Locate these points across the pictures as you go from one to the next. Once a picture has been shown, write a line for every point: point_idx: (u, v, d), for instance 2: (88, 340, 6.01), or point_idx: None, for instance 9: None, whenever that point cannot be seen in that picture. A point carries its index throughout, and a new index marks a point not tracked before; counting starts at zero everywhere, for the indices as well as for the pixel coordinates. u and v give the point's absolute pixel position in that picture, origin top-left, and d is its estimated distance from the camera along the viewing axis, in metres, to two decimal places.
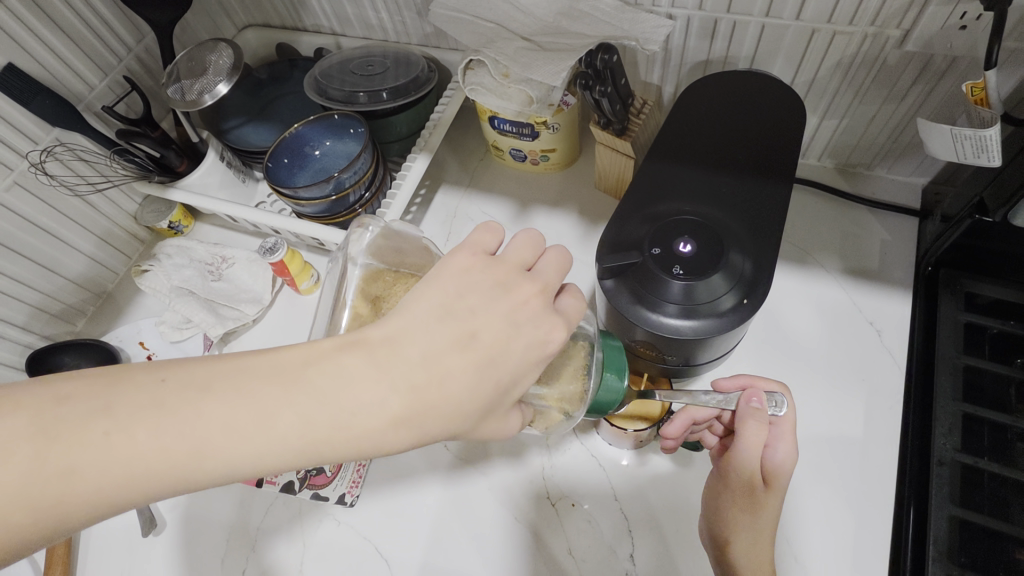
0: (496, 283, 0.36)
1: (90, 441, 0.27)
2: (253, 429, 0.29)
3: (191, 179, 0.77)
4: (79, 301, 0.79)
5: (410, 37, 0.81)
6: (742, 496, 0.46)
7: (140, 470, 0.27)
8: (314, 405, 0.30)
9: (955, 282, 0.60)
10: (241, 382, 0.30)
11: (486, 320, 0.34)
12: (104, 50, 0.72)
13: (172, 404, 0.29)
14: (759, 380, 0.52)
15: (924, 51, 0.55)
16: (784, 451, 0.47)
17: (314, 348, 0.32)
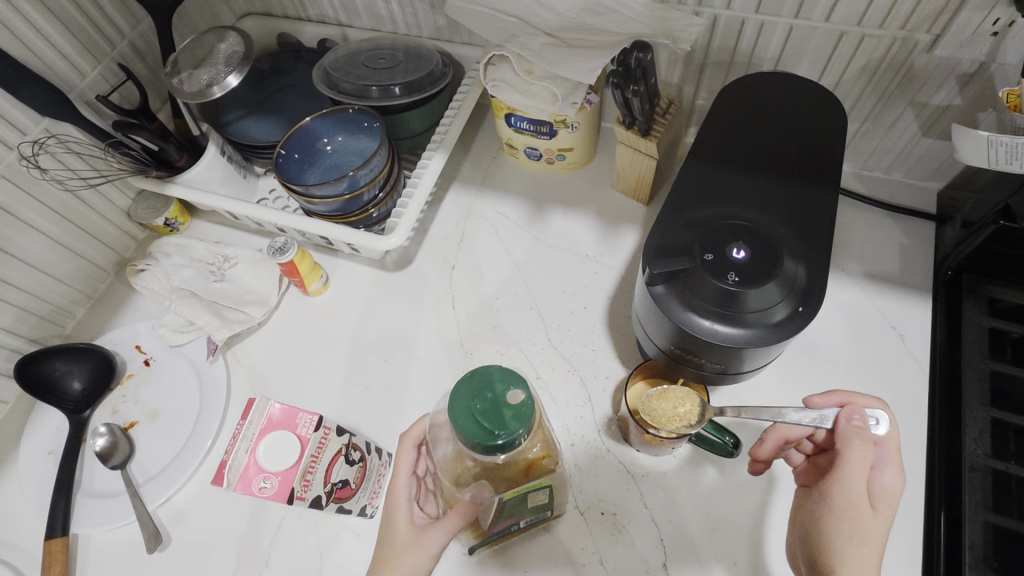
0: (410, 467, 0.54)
1: None
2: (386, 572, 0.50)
3: (191, 174, 0.72)
4: (69, 302, 0.74)
5: (420, 30, 0.78)
6: (851, 522, 0.45)
7: None
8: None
9: (979, 288, 0.61)
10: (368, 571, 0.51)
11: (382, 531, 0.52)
12: (97, 36, 0.68)
13: None
14: (857, 395, 0.50)
15: (952, 57, 0.55)
16: (890, 475, 0.47)
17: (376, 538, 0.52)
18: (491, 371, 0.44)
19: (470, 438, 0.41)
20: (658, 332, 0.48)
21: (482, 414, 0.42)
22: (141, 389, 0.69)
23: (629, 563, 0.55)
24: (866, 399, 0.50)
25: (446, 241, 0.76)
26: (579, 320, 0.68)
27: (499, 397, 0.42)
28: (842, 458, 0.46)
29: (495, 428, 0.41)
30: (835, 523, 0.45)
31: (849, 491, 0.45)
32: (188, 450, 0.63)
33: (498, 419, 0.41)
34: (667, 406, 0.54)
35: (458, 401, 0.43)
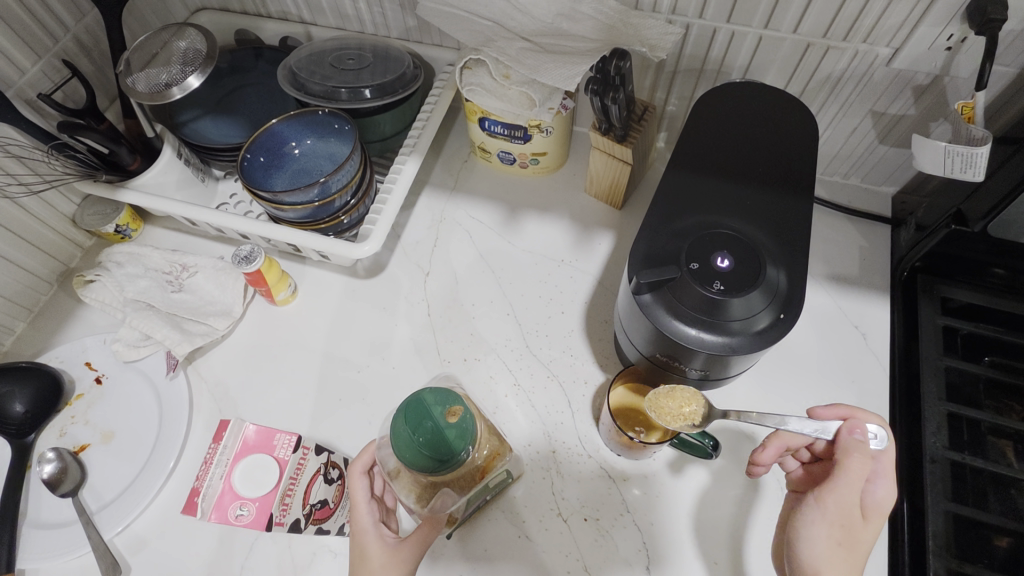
0: (364, 488, 0.53)
1: None
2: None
3: (146, 179, 0.68)
4: (7, 316, 0.68)
5: (389, 30, 0.76)
6: (841, 530, 0.46)
7: None
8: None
9: (932, 287, 0.64)
10: None
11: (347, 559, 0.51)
12: (37, 29, 0.63)
13: None
14: (861, 411, 0.50)
15: (910, 69, 0.58)
16: (883, 488, 0.47)
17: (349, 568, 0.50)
18: (424, 400, 0.50)
19: (420, 465, 0.47)
20: (639, 339, 0.49)
21: (425, 443, 0.48)
22: (92, 410, 0.64)
23: (613, 568, 0.55)
24: (868, 414, 0.50)
25: (419, 246, 0.74)
26: (557, 326, 0.68)
27: (437, 423, 0.49)
28: (839, 471, 0.47)
29: (438, 453, 0.47)
30: (824, 528, 0.46)
31: (843, 499, 0.46)
32: (147, 474, 0.59)
33: (440, 442, 0.48)
34: (673, 405, 0.53)
35: (401, 436, 0.48)
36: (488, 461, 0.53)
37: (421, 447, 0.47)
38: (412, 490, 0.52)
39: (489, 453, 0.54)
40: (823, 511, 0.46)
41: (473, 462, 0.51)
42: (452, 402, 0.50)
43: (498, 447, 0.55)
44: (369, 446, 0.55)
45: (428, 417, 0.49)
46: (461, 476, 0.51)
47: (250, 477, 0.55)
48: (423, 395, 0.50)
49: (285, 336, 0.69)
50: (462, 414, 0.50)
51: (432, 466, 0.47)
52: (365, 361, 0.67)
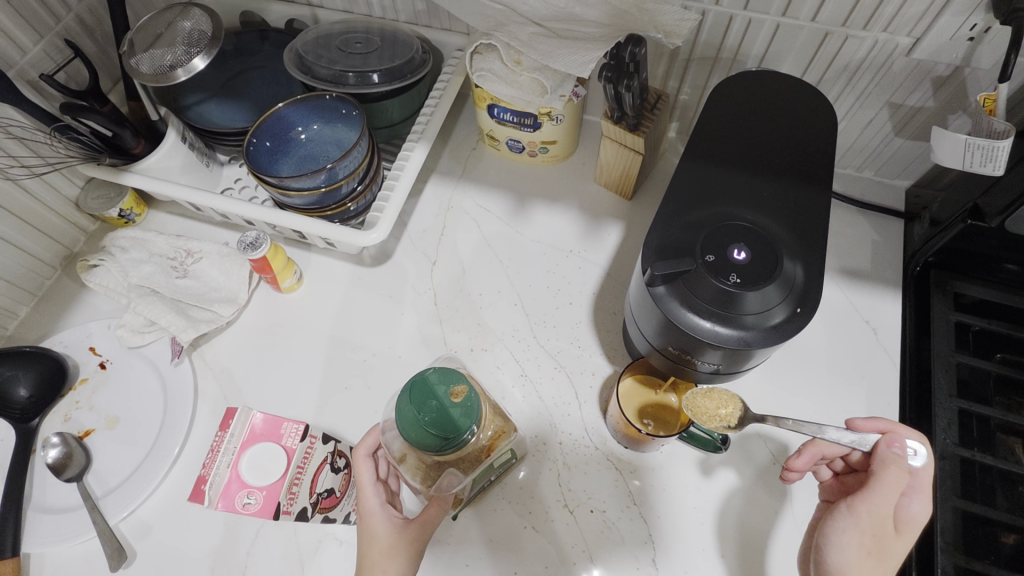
0: (371, 472, 0.53)
1: None
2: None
3: (149, 163, 0.67)
4: (10, 300, 0.68)
5: (397, 13, 0.74)
6: (873, 540, 0.45)
7: None
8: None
9: (946, 283, 0.63)
10: None
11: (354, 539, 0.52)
12: (39, 8, 0.61)
13: None
14: (900, 426, 0.49)
15: (930, 60, 0.57)
16: (919, 503, 0.45)
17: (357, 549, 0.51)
18: (428, 379, 0.49)
19: (426, 444, 0.47)
20: (651, 332, 0.48)
21: (432, 422, 0.47)
22: (97, 395, 0.64)
23: (619, 559, 0.55)
24: (908, 430, 0.49)
25: (425, 235, 0.73)
26: (564, 316, 0.67)
27: (442, 402, 0.48)
28: (876, 482, 0.46)
29: (444, 432, 0.47)
30: (855, 535, 0.45)
31: (877, 509, 0.45)
32: (152, 461, 0.59)
33: (446, 421, 0.47)
34: (709, 403, 0.53)
35: (405, 415, 0.48)
36: (493, 440, 0.52)
37: (426, 427, 0.47)
38: (417, 472, 0.51)
39: (494, 432, 0.53)
40: (855, 519, 0.45)
41: (478, 444, 0.51)
42: (457, 382, 0.50)
43: (503, 426, 0.54)
44: (373, 429, 0.54)
45: (431, 397, 0.48)
46: (465, 456, 0.50)
47: (259, 465, 0.54)
48: (427, 374, 0.50)
49: (290, 323, 0.68)
50: (467, 394, 0.49)
51: (438, 445, 0.47)
52: (371, 350, 0.66)
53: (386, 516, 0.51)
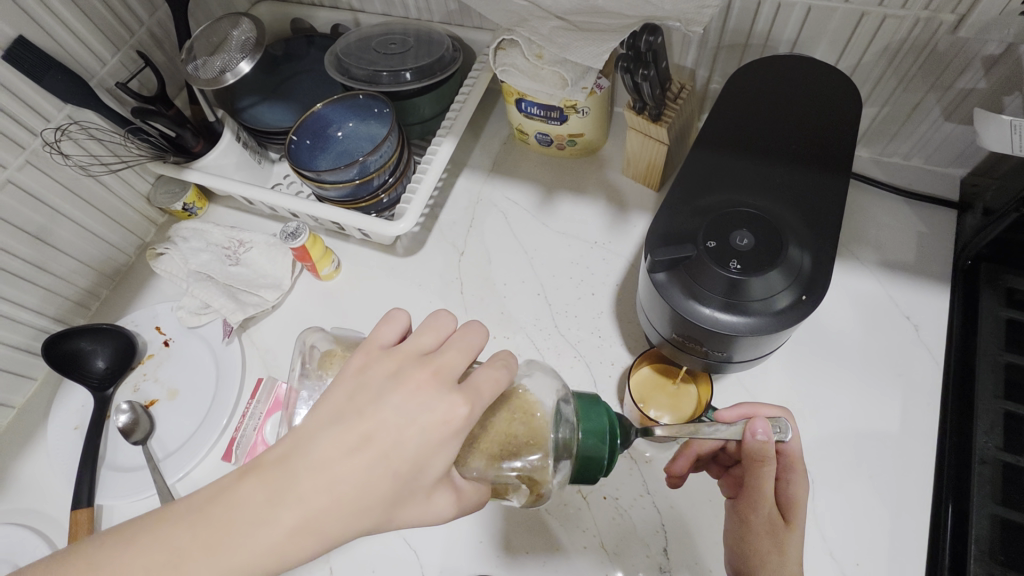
0: (447, 377, 0.35)
1: (203, 542, 0.31)
2: (346, 492, 0.32)
3: (207, 160, 0.73)
4: (93, 284, 0.77)
5: (432, 14, 0.78)
6: (766, 536, 0.46)
7: (257, 555, 0.30)
8: (235, 545, 0.30)
9: (998, 277, 0.58)
10: (318, 476, 0.32)
11: (375, 418, 0.33)
12: (116, 24, 0.70)
13: (275, 497, 0.32)
14: (761, 409, 0.52)
15: (978, 37, 0.53)
16: (795, 485, 0.47)
17: (369, 436, 0.33)
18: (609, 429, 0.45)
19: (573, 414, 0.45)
20: (657, 319, 0.48)
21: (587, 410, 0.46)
22: (161, 368, 0.71)
23: (630, 548, 0.55)
24: (768, 412, 0.52)
25: (455, 226, 0.76)
26: (586, 307, 0.68)
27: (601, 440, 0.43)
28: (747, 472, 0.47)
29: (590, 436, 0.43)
30: (764, 519, 0.46)
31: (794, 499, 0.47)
32: (203, 430, 0.66)
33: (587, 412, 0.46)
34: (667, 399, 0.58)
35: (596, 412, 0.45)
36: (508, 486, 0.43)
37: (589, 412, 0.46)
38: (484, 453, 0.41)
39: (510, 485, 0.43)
40: (744, 519, 0.47)
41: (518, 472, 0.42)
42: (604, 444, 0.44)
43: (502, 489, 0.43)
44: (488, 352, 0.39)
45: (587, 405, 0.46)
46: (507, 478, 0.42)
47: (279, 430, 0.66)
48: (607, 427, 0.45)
49: (327, 310, 0.73)
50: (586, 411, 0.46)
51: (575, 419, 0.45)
52: None
53: (478, 415, 0.35)
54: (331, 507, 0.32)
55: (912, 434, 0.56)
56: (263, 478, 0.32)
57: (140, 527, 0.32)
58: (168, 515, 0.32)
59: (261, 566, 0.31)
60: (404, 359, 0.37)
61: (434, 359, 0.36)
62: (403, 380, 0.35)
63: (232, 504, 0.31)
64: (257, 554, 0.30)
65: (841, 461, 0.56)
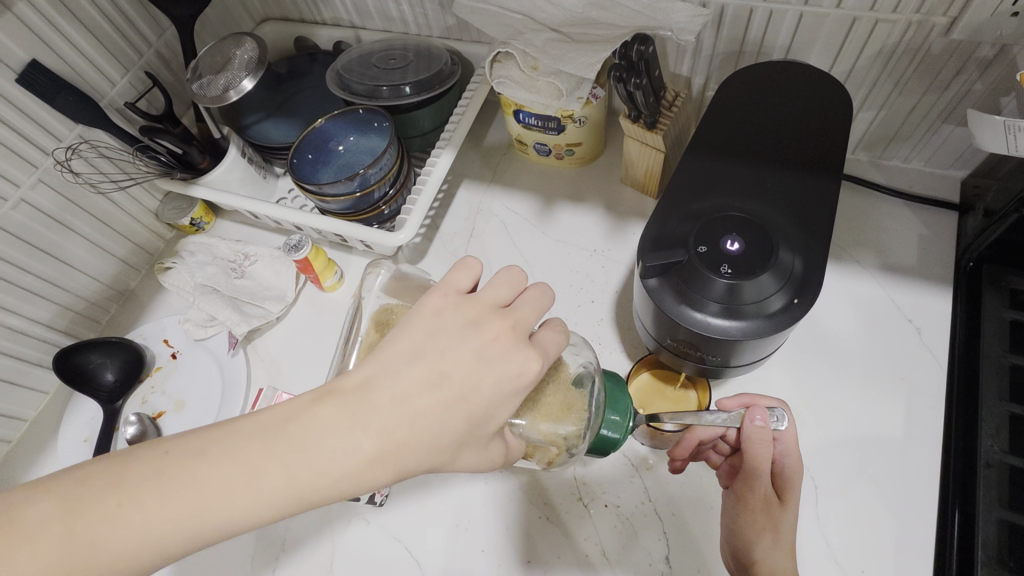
0: (518, 330, 0.38)
1: (289, 450, 0.33)
2: (423, 427, 0.34)
3: (213, 176, 0.75)
4: (103, 298, 0.79)
5: (431, 29, 0.79)
6: (760, 514, 0.47)
7: (337, 473, 0.32)
8: (310, 466, 0.32)
9: (1000, 279, 0.58)
10: (398, 409, 0.34)
11: (455, 360, 0.35)
12: (125, 46, 0.72)
13: (356, 423, 0.34)
14: (760, 399, 0.53)
15: (971, 39, 0.53)
16: (790, 469, 0.48)
17: (450, 380, 0.35)
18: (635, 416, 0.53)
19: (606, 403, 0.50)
20: (651, 324, 0.48)
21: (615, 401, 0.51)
22: (169, 380, 0.73)
23: (632, 556, 0.55)
24: (768, 402, 0.52)
25: (455, 237, 0.77)
26: (586, 314, 0.68)
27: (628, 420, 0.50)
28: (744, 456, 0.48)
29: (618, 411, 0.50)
30: (757, 498, 0.48)
31: (789, 481, 0.48)
32: None
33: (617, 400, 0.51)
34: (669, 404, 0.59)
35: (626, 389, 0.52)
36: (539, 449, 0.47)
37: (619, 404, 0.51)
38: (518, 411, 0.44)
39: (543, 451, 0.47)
40: (741, 497, 0.49)
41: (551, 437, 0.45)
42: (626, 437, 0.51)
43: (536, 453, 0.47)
44: (549, 324, 0.42)
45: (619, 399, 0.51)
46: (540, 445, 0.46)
47: None
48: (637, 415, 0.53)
49: (329, 320, 0.74)
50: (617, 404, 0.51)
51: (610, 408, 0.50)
52: None
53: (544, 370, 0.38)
54: (408, 441, 0.34)
55: (917, 439, 0.55)
56: (343, 403, 0.34)
57: (223, 434, 0.33)
58: (255, 424, 0.34)
59: (333, 489, 0.33)
60: (480, 308, 0.38)
61: (510, 312, 0.39)
62: (482, 328, 0.37)
63: (316, 421, 0.34)
64: (331, 476, 0.32)
65: (845, 466, 0.55)
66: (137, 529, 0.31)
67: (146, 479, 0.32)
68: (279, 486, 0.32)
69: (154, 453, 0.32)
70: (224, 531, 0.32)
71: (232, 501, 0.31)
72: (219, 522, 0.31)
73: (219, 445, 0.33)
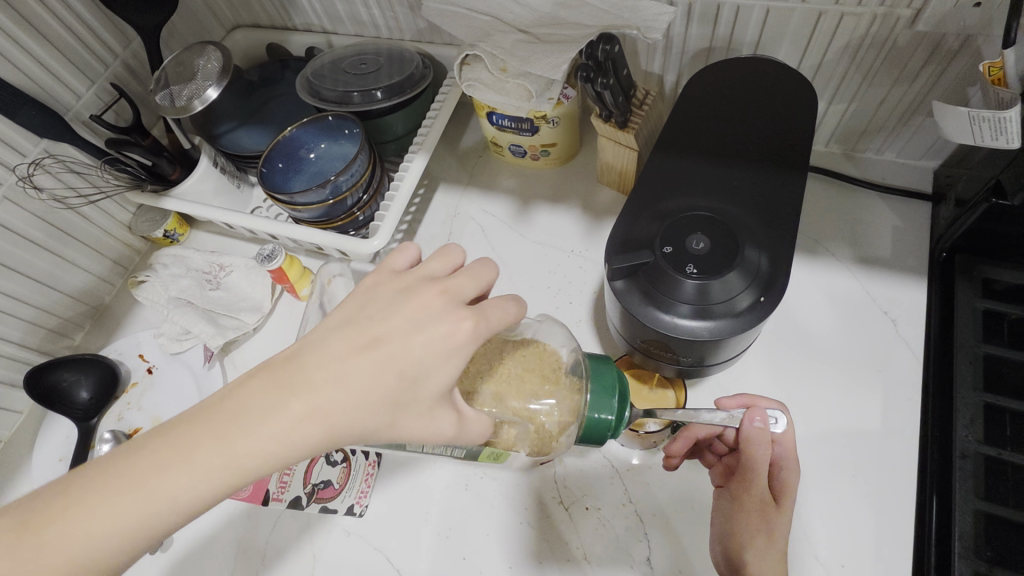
0: (452, 292, 0.36)
1: (217, 429, 0.31)
2: (357, 389, 0.32)
3: (185, 187, 0.75)
4: (76, 314, 0.77)
5: (403, 33, 0.79)
6: (755, 515, 0.47)
7: (267, 446, 0.31)
8: (238, 441, 0.30)
9: (972, 268, 0.58)
10: (329, 373, 0.32)
11: (386, 324, 0.34)
12: (90, 57, 0.71)
13: (285, 392, 0.32)
14: (758, 398, 0.52)
15: (936, 30, 0.53)
16: (788, 472, 0.49)
17: (380, 339, 0.34)
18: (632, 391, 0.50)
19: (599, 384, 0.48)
20: (624, 329, 0.48)
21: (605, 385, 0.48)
22: (145, 396, 0.71)
23: (614, 559, 0.54)
24: (768, 403, 0.51)
25: (433, 242, 0.76)
26: (565, 316, 0.68)
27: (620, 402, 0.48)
28: (745, 458, 0.48)
29: (602, 396, 0.47)
30: (754, 500, 0.48)
31: (785, 484, 0.48)
32: None
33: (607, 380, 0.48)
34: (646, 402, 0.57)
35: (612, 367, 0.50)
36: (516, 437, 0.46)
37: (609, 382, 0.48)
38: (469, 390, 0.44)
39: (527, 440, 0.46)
40: (737, 498, 0.49)
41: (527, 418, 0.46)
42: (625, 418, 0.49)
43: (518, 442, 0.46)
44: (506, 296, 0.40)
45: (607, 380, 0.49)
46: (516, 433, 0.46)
47: None
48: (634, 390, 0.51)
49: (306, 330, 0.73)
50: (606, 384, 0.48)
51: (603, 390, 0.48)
52: None
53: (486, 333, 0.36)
54: (338, 405, 0.32)
55: (894, 430, 0.55)
56: (272, 375, 0.33)
57: (159, 426, 0.32)
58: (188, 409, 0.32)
59: (267, 462, 0.31)
60: (415, 279, 0.37)
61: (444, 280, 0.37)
62: (411, 293, 0.36)
63: (245, 396, 0.32)
64: (261, 449, 0.30)
65: (825, 461, 0.55)
66: (68, 530, 0.29)
67: (80, 485, 0.30)
68: (208, 467, 0.30)
69: (92, 458, 0.31)
70: (161, 526, 0.30)
71: (162, 490, 0.30)
72: (151, 509, 0.30)
73: (152, 438, 0.31)
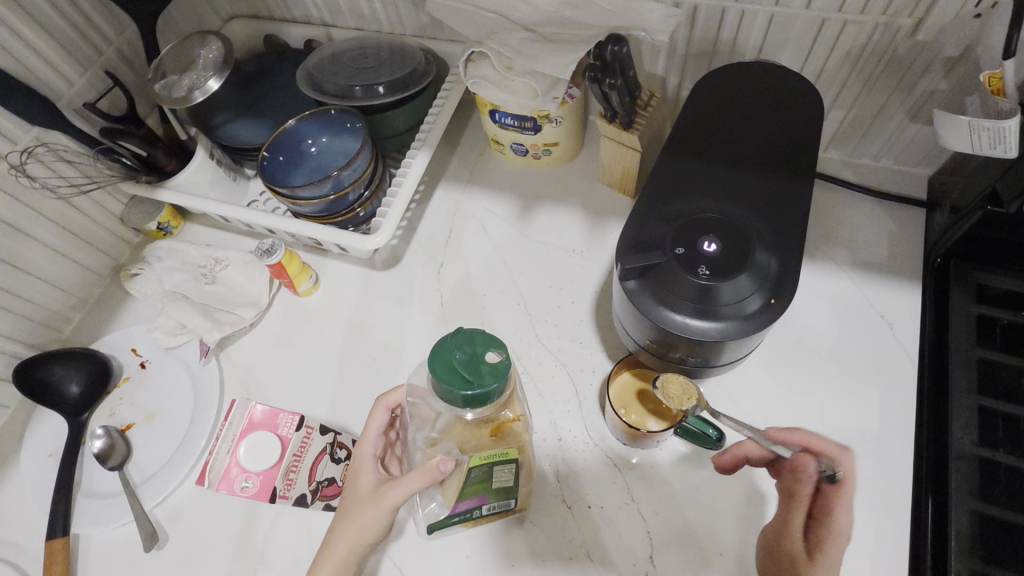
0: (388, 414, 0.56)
1: (321, 562, 0.49)
2: (371, 495, 0.50)
3: (180, 179, 0.73)
4: (66, 307, 0.76)
5: (404, 28, 0.78)
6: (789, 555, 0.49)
7: (344, 540, 0.49)
8: (333, 549, 0.49)
9: (966, 274, 0.60)
10: (355, 493, 0.51)
11: (361, 452, 0.54)
12: (83, 44, 0.69)
13: (343, 512, 0.51)
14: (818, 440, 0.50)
15: (936, 40, 0.54)
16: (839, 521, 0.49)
17: (361, 464, 0.53)
18: (481, 327, 0.46)
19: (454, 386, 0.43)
20: (631, 328, 0.49)
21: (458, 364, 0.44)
22: (137, 392, 0.70)
23: (616, 556, 0.55)
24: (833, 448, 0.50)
25: (434, 239, 0.76)
26: (566, 315, 0.68)
27: (473, 352, 0.45)
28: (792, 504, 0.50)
29: (465, 379, 0.43)
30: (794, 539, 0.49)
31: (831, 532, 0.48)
32: (182, 453, 0.65)
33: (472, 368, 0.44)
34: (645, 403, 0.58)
35: (442, 348, 0.45)
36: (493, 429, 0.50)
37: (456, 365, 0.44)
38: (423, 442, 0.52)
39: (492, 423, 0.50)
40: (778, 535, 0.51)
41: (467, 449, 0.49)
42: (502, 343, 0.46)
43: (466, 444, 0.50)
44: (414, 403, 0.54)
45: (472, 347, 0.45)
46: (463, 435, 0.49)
47: (255, 452, 0.59)
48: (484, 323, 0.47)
49: (304, 326, 0.72)
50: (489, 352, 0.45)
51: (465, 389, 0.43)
52: (379, 349, 0.69)
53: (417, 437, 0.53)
54: (362, 503, 0.50)
55: (890, 431, 0.56)
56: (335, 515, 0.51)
57: None
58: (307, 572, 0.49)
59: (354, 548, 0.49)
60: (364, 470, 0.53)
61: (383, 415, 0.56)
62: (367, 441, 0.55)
63: (325, 550, 0.49)
64: (348, 546, 0.49)
65: None
66: None
67: None
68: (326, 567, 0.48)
69: None
70: None
71: None
72: None
73: None
